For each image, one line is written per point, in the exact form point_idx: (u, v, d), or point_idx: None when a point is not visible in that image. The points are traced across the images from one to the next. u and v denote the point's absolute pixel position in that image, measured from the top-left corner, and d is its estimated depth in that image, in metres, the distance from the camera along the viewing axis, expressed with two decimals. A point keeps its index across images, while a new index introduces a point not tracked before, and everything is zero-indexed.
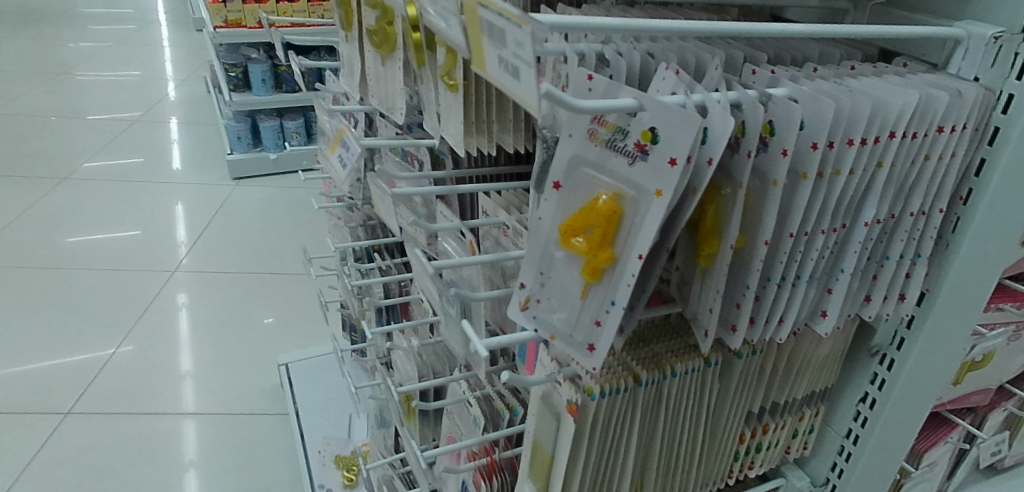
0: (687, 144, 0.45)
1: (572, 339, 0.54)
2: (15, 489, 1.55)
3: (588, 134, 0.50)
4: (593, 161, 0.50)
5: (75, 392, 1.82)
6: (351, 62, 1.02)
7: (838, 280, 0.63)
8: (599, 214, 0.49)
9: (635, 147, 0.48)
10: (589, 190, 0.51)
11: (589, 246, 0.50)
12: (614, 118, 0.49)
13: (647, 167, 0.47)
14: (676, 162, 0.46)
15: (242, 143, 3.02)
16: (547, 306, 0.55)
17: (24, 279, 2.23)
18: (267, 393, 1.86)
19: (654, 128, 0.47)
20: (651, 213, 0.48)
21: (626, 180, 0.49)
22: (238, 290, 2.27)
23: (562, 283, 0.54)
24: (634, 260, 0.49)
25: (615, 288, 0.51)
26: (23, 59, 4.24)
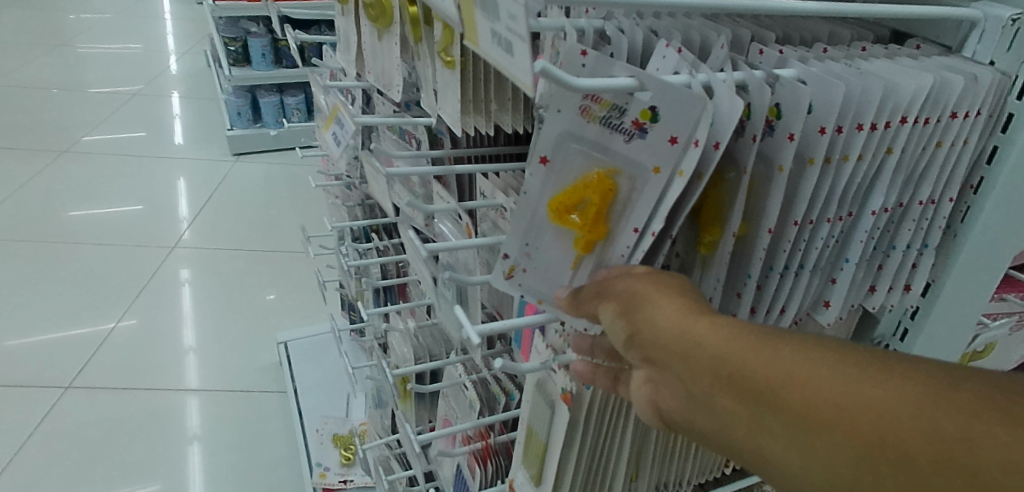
0: (692, 123, 0.43)
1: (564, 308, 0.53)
2: (15, 461, 1.55)
3: (580, 111, 0.47)
4: (585, 140, 0.47)
5: (76, 366, 1.81)
6: (347, 37, 0.99)
7: (843, 270, 0.61)
8: (594, 188, 0.48)
9: (632, 125, 0.45)
10: (581, 167, 0.48)
11: (583, 218, 0.49)
12: (608, 95, 0.45)
13: (646, 146, 0.45)
14: (677, 141, 0.44)
15: (242, 118, 2.99)
16: (534, 277, 0.53)
17: (24, 252, 2.21)
18: (266, 371, 1.86)
19: (654, 107, 0.44)
20: (648, 192, 0.46)
21: (620, 157, 0.47)
22: (238, 266, 2.26)
23: (552, 255, 0.52)
24: (629, 235, 0.48)
25: (610, 259, 0.50)
26: (23, 29, 4.20)
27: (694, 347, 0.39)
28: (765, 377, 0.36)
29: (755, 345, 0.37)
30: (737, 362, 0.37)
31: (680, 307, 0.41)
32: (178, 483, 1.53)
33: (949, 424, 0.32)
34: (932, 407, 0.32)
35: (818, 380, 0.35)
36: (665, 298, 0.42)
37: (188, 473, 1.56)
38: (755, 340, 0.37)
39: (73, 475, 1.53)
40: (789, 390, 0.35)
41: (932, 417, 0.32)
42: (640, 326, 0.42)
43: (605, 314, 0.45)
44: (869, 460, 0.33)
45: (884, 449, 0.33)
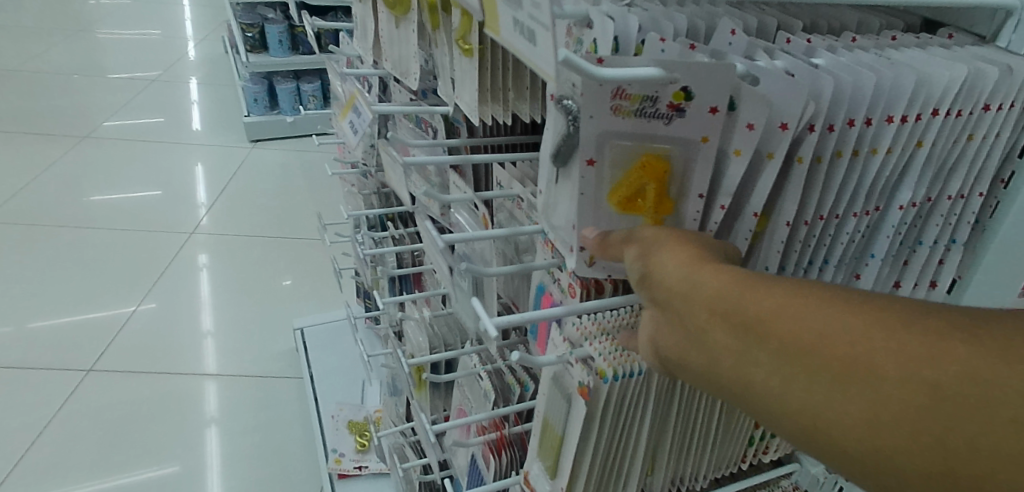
0: (725, 90, 0.44)
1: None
2: (38, 443, 1.57)
3: (611, 111, 0.44)
4: (628, 133, 0.45)
5: (97, 349, 1.83)
6: (364, 24, 0.99)
7: (868, 266, 0.60)
8: (652, 171, 0.47)
9: (669, 108, 0.45)
10: (627, 157, 0.46)
11: (646, 200, 0.48)
12: (636, 88, 0.43)
13: (687, 122, 0.45)
14: (718, 110, 0.45)
15: (259, 105, 2.99)
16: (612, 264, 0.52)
17: (46, 236, 2.24)
18: (283, 357, 1.87)
19: (686, 86, 0.44)
20: (702, 160, 0.47)
21: (667, 137, 0.46)
22: (255, 252, 2.27)
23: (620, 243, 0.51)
24: (696, 199, 0.49)
25: (679, 223, 0.50)
26: (44, 15, 4.23)
27: (697, 288, 0.41)
28: (759, 310, 0.38)
29: (756, 285, 0.39)
30: (734, 298, 0.39)
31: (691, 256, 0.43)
32: (197, 466, 1.55)
33: (920, 346, 0.33)
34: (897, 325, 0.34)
35: (809, 312, 0.37)
36: (677, 250, 0.44)
37: (206, 456, 1.58)
38: (750, 280, 0.40)
39: (94, 456, 1.55)
40: (775, 319, 0.38)
41: (898, 335, 0.34)
42: (651, 272, 0.45)
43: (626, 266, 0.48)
44: (850, 381, 0.34)
45: (862, 369, 0.34)
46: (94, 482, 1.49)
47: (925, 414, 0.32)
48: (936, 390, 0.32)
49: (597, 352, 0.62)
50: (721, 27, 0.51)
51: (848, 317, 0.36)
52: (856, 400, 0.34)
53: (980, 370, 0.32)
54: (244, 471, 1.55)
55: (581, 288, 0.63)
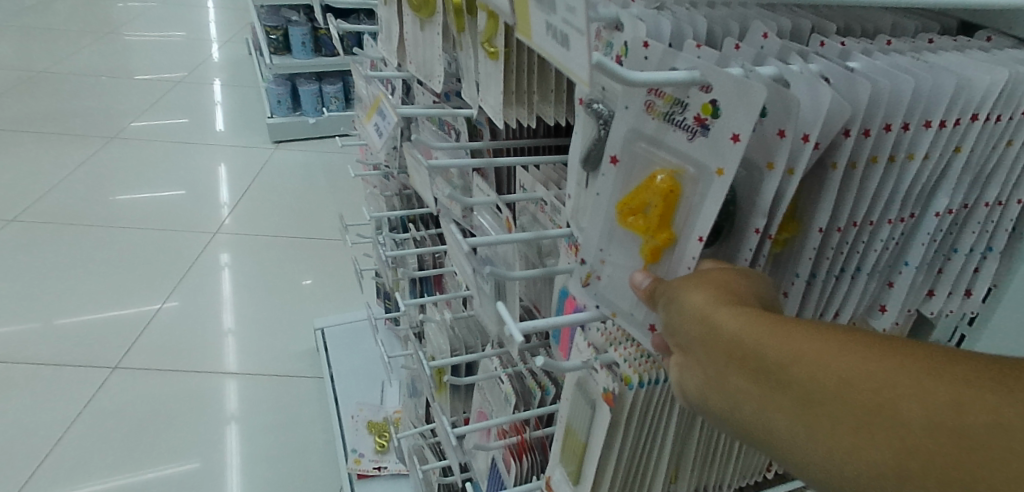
0: (750, 118, 0.41)
1: (634, 316, 0.51)
2: (64, 438, 1.60)
3: (644, 107, 0.46)
4: (654, 138, 0.46)
5: (122, 347, 1.86)
6: (389, 27, 0.99)
7: (901, 273, 0.59)
8: (654, 190, 0.46)
9: (694, 122, 0.44)
10: (647, 165, 0.47)
11: (644, 223, 0.47)
12: (671, 89, 0.44)
13: (706, 143, 0.43)
14: (739, 138, 0.42)
15: (282, 106, 3.02)
16: (607, 285, 0.52)
17: (74, 235, 2.28)
18: (304, 357, 1.88)
19: (715, 101, 0.42)
20: (712, 193, 0.44)
21: (684, 156, 0.45)
22: (277, 252, 2.29)
23: (621, 261, 0.51)
24: (694, 242, 0.46)
25: (676, 267, 0.48)
26: (73, 17, 4.31)
27: (714, 333, 0.40)
28: (782, 356, 0.37)
29: (775, 329, 0.38)
30: (754, 343, 0.38)
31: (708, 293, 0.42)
32: (219, 464, 1.56)
33: (947, 392, 0.33)
34: (922, 369, 0.34)
35: (830, 360, 0.36)
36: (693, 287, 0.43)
37: (228, 454, 1.59)
38: (768, 321, 0.39)
39: (119, 453, 1.57)
40: (797, 364, 0.36)
41: (924, 380, 0.33)
42: (668, 313, 0.43)
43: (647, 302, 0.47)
44: (875, 434, 0.34)
45: (888, 416, 0.33)
46: (117, 478, 1.51)
47: (954, 464, 0.32)
48: (963, 438, 0.32)
49: (623, 358, 0.61)
50: (753, 30, 0.50)
51: (871, 362, 0.35)
52: (882, 449, 0.33)
53: (1005, 415, 0.31)
54: (263, 469, 1.56)
55: None
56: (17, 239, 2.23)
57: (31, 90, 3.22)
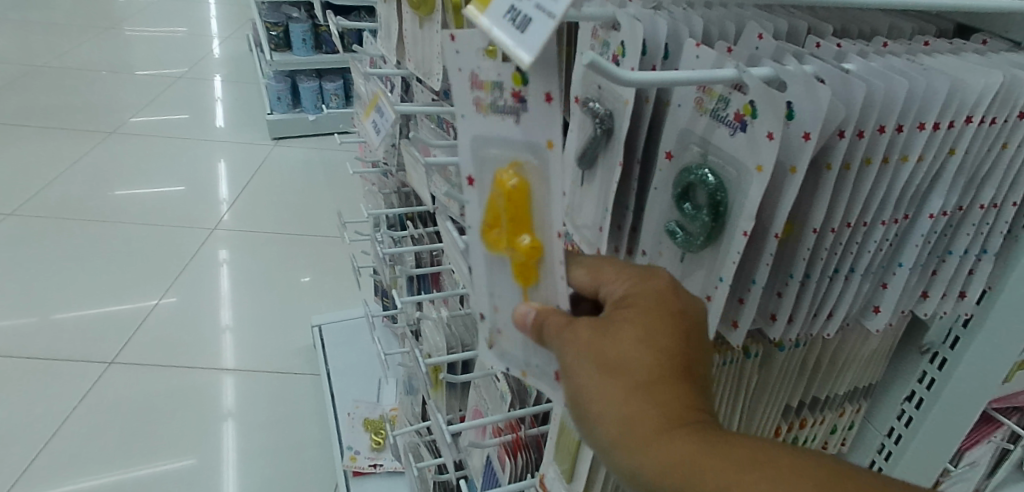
0: (554, 75, 0.41)
1: (541, 370, 0.53)
2: (60, 433, 1.60)
3: (473, 104, 0.46)
4: (489, 134, 0.46)
5: (119, 342, 1.86)
6: (388, 24, 0.99)
7: (896, 274, 0.59)
8: (502, 193, 0.46)
9: (513, 99, 0.44)
10: (482, 169, 0.47)
11: (507, 236, 0.48)
12: (486, 75, 0.44)
13: (533, 114, 0.44)
14: (552, 98, 0.42)
15: (282, 103, 3.01)
16: (510, 339, 0.54)
17: (72, 230, 2.28)
18: (301, 353, 1.88)
19: (520, 68, 0.42)
20: (553, 170, 0.44)
21: (517, 142, 0.45)
22: (276, 249, 2.29)
23: (504, 294, 0.51)
24: (554, 238, 0.46)
25: (554, 284, 0.48)
26: (73, 12, 4.30)
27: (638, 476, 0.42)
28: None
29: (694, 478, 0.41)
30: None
31: (625, 428, 0.42)
32: (215, 460, 1.56)
33: None
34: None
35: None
36: (607, 417, 0.43)
37: (224, 451, 1.59)
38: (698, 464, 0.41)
39: (115, 447, 1.57)
40: None
41: None
42: (586, 431, 0.45)
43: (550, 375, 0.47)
44: None
45: None
46: (114, 474, 1.51)
47: None
48: None
49: None
50: (748, 32, 0.51)
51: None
52: None
53: None
54: (260, 466, 1.57)
55: None
56: (16, 233, 2.23)
57: (31, 84, 3.22)
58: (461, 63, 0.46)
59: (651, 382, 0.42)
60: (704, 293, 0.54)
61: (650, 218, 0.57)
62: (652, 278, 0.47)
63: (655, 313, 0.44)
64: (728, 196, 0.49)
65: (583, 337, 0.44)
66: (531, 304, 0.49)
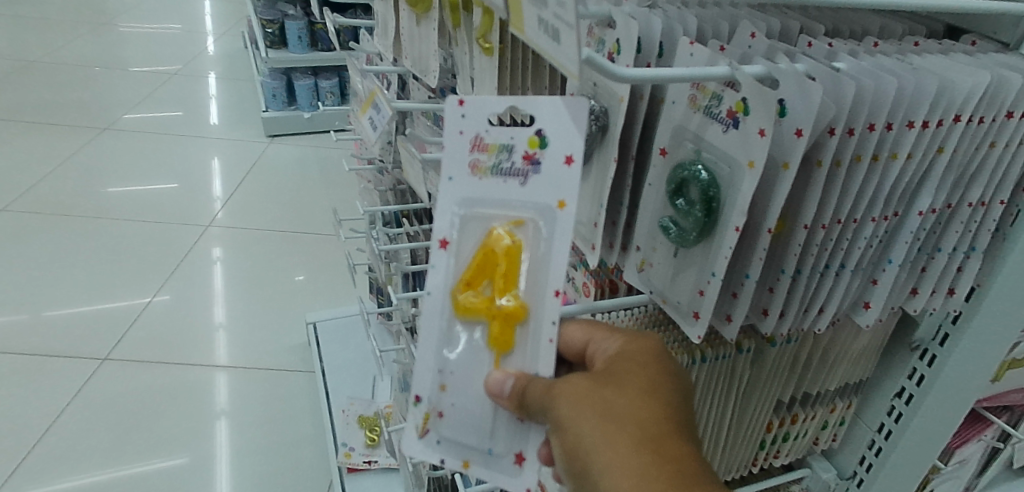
0: (579, 139, 0.49)
1: (492, 453, 0.55)
2: (53, 429, 1.60)
3: (471, 167, 0.52)
4: (488, 193, 0.52)
5: (113, 339, 1.85)
6: (385, 21, 1.00)
7: (885, 271, 0.60)
8: (500, 250, 0.52)
9: (525, 160, 0.51)
10: (480, 228, 0.53)
11: (490, 297, 0.53)
12: (495, 139, 0.51)
13: (542, 175, 0.51)
14: (574, 159, 0.49)
15: (277, 100, 3.00)
16: (451, 423, 0.56)
17: (66, 226, 2.27)
18: (295, 351, 1.88)
19: (541, 132, 0.50)
20: (557, 227, 0.51)
21: (524, 203, 0.52)
22: (270, 246, 2.29)
23: (465, 365, 0.55)
24: (551, 297, 0.51)
25: (532, 350, 0.53)
26: (68, 7, 4.28)
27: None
28: None
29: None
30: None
31: (633, 480, 0.46)
32: (207, 458, 1.57)
33: None
34: None
35: None
36: (616, 470, 0.47)
37: (216, 448, 1.59)
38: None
39: (109, 444, 1.57)
40: None
41: None
42: (590, 484, 0.48)
43: (551, 435, 0.51)
44: None
45: None
46: (108, 471, 1.52)
47: None
48: None
49: None
50: (741, 30, 0.51)
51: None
52: None
53: None
54: (255, 464, 1.57)
55: (596, 286, 0.71)
56: (10, 229, 2.22)
57: (25, 80, 3.21)
58: (466, 125, 0.51)
59: (645, 428, 0.48)
60: (696, 288, 0.55)
61: (644, 214, 0.58)
62: (642, 341, 0.54)
63: (647, 369, 0.52)
64: (721, 192, 0.50)
65: (582, 389, 0.50)
66: (508, 371, 0.53)
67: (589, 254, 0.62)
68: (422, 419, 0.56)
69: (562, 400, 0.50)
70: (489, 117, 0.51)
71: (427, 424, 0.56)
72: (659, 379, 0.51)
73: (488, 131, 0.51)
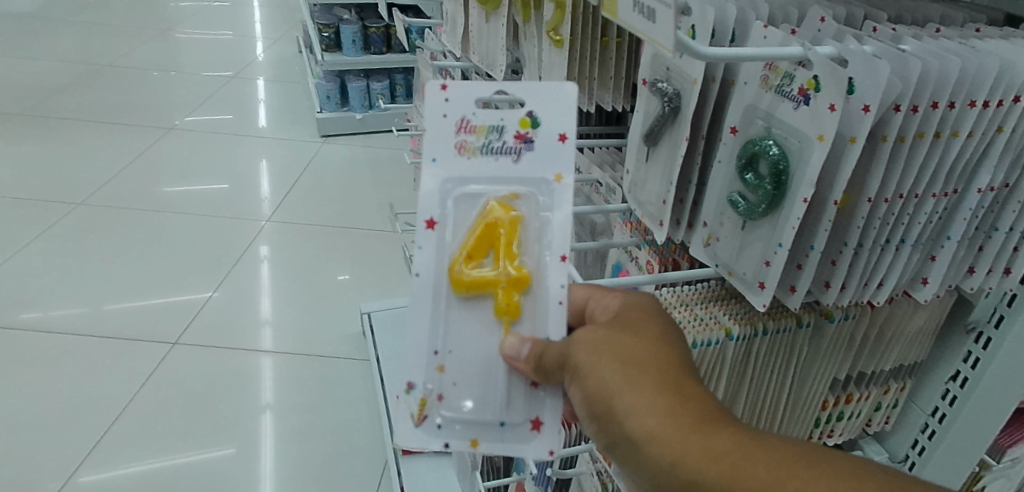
0: (571, 119, 0.58)
1: (506, 424, 0.59)
2: (126, 411, 1.67)
3: (459, 147, 0.59)
4: (479, 170, 0.59)
5: (179, 326, 1.93)
6: (454, 20, 1.07)
7: (944, 247, 0.62)
8: (503, 220, 0.58)
9: (517, 139, 0.59)
10: (473, 206, 0.59)
11: (493, 267, 0.59)
12: (483, 121, 0.58)
13: (536, 150, 0.59)
14: (567, 136, 0.58)
15: (331, 102, 3.10)
16: (452, 403, 0.59)
17: (133, 220, 2.38)
18: (348, 341, 1.95)
19: (531, 114, 0.58)
20: (555, 197, 0.59)
21: (519, 179, 0.59)
22: (323, 242, 2.37)
23: (475, 335, 0.59)
24: (557, 261, 0.58)
25: (542, 315, 0.58)
26: (130, 15, 4.48)
27: (678, 466, 0.48)
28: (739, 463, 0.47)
29: (734, 463, 0.47)
30: (712, 483, 0.47)
31: (658, 419, 0.50)
32: (255, 446, 1.62)
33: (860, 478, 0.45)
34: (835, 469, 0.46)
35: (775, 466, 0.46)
36: (641, 410, 0.50)
37: (262, 437, 1.64)
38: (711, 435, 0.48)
39: (175, 426, 1.64)
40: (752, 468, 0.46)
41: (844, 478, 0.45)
42: (613, 425, 0.52)
43: (570, 386, 0.55)
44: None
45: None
46: (185, 455, 1.57)
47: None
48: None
49: (679, 320, 0.68)
50: (811, 15, 0.56)
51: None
52: None
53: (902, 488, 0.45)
54: (314, 448, 1.64)
55: (660, 264, 0.77)
56: (85, 222, 2.34)
57: (92, 83, 3.36)
58: (449, 109, 0.59)
59: (664, 372, 0.52)
60: (763, 258, 0.58)
61: (712, 190, 0.62)
62: (640, 298, 0.60)
63: (658, 326, 0.56)
64: (790, 166, 0.54)
65: (600, 339, 0.54)
66: (522, 337, 0.57)
67: (657, 231, 0.66)
68: (418, 406, 0.58)
69: (584, 350, 0.54)
70: (472, 104, 0.59)
71: (423, 411, 0.58)
72: (669, 331, 0.56)
73: (474, 115, 0.59)
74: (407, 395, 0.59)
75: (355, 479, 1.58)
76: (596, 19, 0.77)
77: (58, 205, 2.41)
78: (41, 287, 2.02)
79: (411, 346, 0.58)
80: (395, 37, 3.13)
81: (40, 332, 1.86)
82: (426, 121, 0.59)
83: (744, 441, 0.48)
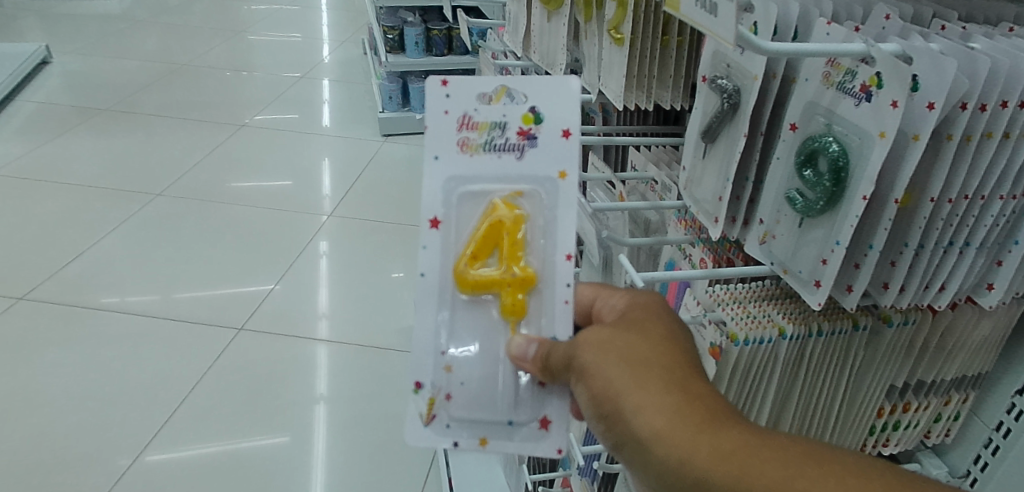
0: (573, 116, 0.59)
1: (515, 423, 0.61)
2: (194, 393, 1.75)
3: (460, 145, 0.59)
4: (483, 167, 0.60)
5: (244, 314, 2.02)
6: (517, 19, 1.09)
7: (1011, 252, 0.61)
8: (506, 220, 0.59)
9: (519, 136, 0.59)
10: (475, 205, 0.60)
11: (498, 267, 0.60)
12: (484, 119, 0.59)
13: (540, 147, 0.59)
14: (569, 133, 0.59)
15: (393, 102, 3.20)
16: (459, 403, 0.61)
17: (204, 211, 2.49)
18: (402, 333, 2.00)
19: (535, 111, 0.59)
20: (557, 193, 0.59)
21: (523, 176, 0.60)
22: (381, 237, 2.44)
23: (482, 335, 0.61)
24: (562, 261, 0.59)
25: (547, 315, 0.60)
26: (208, 18, 4.69)
27: (686, 466, 0.49)
28: (745, 460, 0.48)
29: (742, 461, 0.48)
30: (720, 482, 0.48)
31: (665, 419, 0.51)
32: (307, 436, 1.67)
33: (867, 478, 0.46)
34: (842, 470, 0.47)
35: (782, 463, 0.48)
36: (648, 410, 0.52)
37: (317, 424, 1.70)
38: (718, 433, 0.50)
39: (238, 411, 1.71)
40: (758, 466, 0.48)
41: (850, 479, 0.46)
42: (619, 424, 0.53)
43: (577, 387, 0.56)
44: None
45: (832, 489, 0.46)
46: (248, 440, 1.64)
47: None
48: None
49: (730, 317, 0.68)
50: (877, 12, 0.56)
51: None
52: None
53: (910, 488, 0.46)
54: (364, 436, 1.69)
55: (713, 261, 0.78)
56: (163, 212, 2.47)
57: (172, 82, 3.54)
58: (451, 106, 0.59)
59: (670, 371, 0.54)
60: (819, 257, 0.58)
61: (770, 188, 0.62)
62: (648, 297, 0.62)
63: (663, 326, 0.58)
64: (850, 164, 0.54)
65: (604, 338, 0.56)
66: (530, 337, 0.59)
67: (712, 227, 0.66)
68: (426, 406, 0.61)
69: (589, 350, 0.56)
70: (474, 100, 0.59)
71: (431, 411, 0.61)
72: (673, 330, 0.58)
73: (476, 111, 0.59)
74: (416, 395, 0.61)
75: (405, 472, 1.61)
76: (659, 19, 0.78)
77: (139, 196, 2.54)
78: (122, 272, 2.15)
79: (416, 347, 0.60)
80: (456, 40, 3.19)
81: (120, 314, 1.98)
82: (428, 118, 0.59)
83: (752, 440, 0.49)
